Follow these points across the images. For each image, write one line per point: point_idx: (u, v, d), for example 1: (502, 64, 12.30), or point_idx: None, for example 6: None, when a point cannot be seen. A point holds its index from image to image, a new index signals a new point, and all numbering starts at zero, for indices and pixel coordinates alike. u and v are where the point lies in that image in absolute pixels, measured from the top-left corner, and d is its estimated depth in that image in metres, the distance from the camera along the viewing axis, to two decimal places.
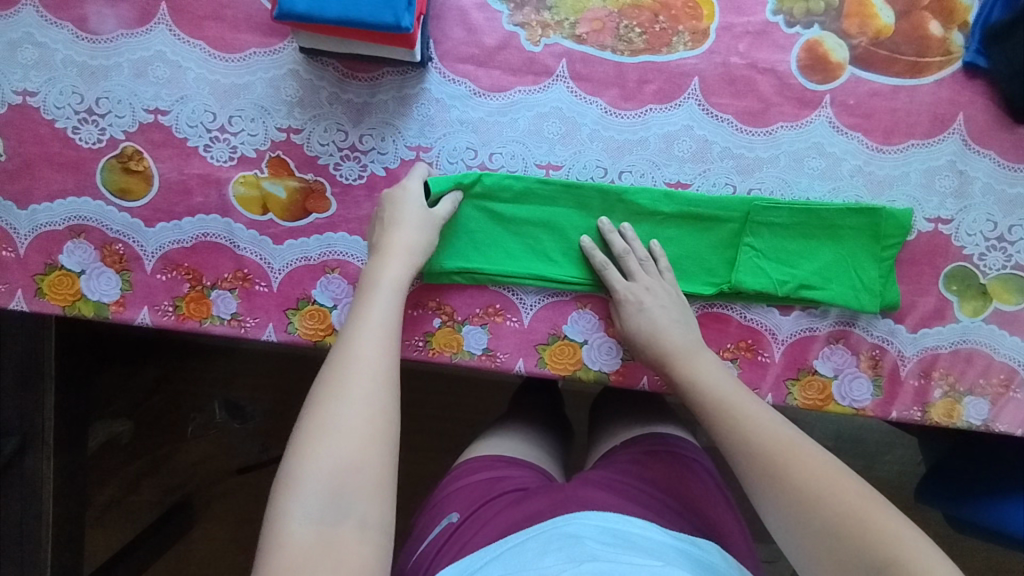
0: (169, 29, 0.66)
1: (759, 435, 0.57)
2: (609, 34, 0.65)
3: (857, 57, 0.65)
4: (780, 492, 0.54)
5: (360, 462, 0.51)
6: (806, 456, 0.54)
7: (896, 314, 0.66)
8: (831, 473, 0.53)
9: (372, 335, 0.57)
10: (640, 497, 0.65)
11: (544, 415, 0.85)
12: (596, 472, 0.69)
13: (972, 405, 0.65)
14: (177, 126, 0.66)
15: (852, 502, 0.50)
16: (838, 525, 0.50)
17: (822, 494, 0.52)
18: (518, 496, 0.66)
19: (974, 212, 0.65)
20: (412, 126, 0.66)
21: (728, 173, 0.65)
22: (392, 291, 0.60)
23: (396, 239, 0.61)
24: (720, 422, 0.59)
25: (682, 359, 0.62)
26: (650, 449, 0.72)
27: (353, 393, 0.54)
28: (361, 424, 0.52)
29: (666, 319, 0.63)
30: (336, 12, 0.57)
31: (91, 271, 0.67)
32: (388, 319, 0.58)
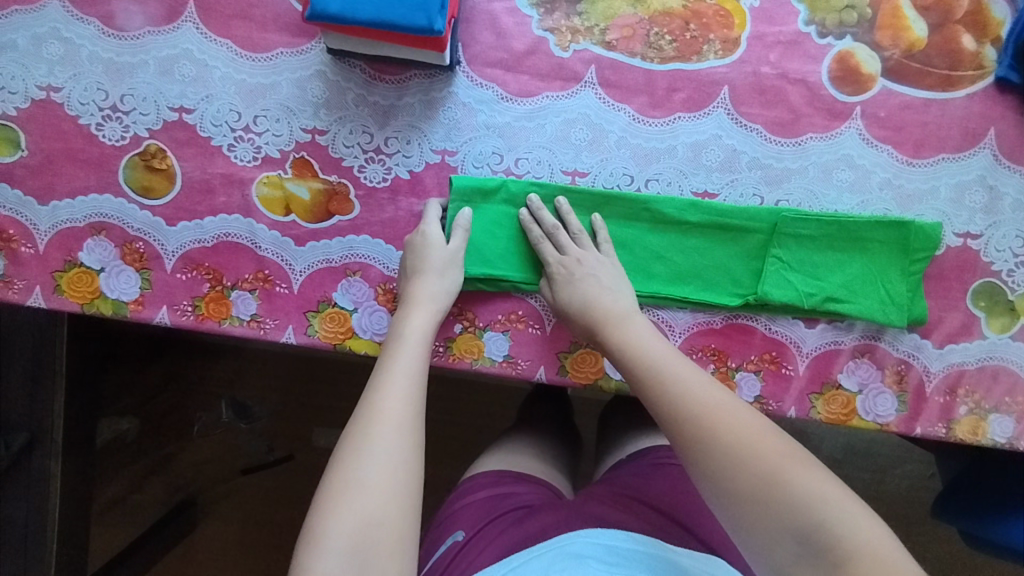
0: (197, 27, 0.65)
1: (687, 398, 0.54)
2: (639, 41, 0.65)
3: (889, 69, 0.64)
4: (705, 456, 0.51)
5: (382, 514, 0.50)
6: (731, 415, 0.52)
7: (921, 330, 0.65)
8: (757, 431, 0.51)
9: (397, 390, 0.57)
10: (648, 515, 0.64)
11: (555, 426, 0.84)
12: (602, 489, 0.69)
13: (997, 422, 0.64)
14: (201, 124, 0.66)
15: (776, 463, 0.48)
16: (761, 486, 0.47)
17: (747, 453, 0.49)
18: (524, 513, 0.66)
19: (1004, 228, 0.64)
20: (438, 130, 0.65)
21: (756, 184, 0.65)
22: (416, 342, 0.60)
23: (420, 289, 0.62)
24: (647, 386, 0.56)
25: (614, 329, 0.60)
26: (655, 461, 0.72)
27: (372, 447, 0.53)
28: (381, 478, 0.52)
29: (598, 289, 0.62)
30: (367, 15, 0.56)
31: (111, 269, 0.66)
32: (416, 372, 0.59)
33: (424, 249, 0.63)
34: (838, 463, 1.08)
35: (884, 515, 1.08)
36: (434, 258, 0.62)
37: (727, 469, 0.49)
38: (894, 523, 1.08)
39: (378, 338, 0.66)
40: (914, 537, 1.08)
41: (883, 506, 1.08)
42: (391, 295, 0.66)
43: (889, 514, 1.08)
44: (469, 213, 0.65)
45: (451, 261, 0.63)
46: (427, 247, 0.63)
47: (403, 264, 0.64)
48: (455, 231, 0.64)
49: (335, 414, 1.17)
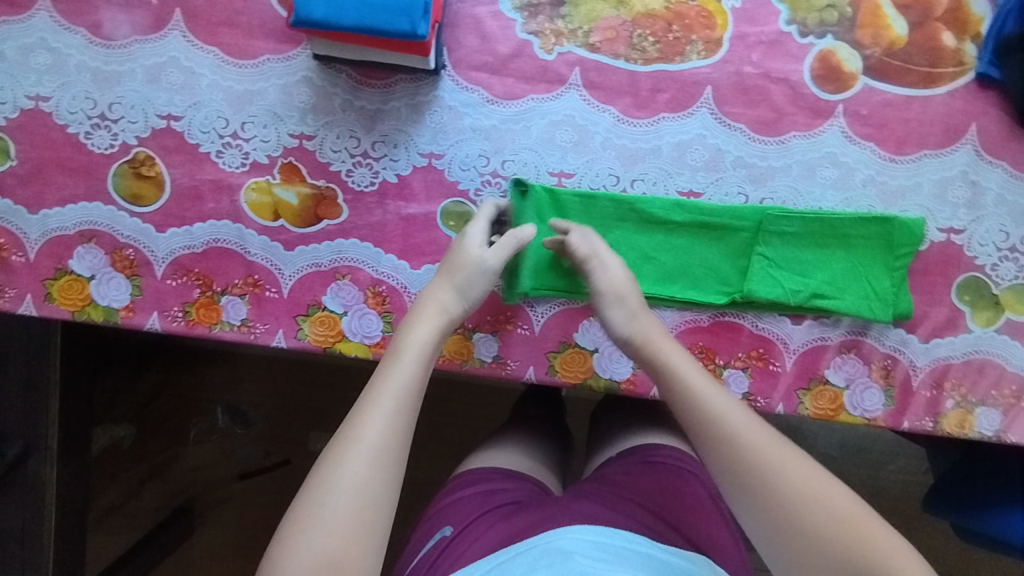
0: (183, 35, 0.66)
1: (740, 438, 0.53)
2: (623, 43, 0.65)
3: (870, 67, 0.65)
4: (762, 501, 0.51)
5: (343, 555, 0.48)
6: (794, 466, 0.52)
7: (907, 324, 0.66)
8: (821, 483, 0.51)
9: (385, 404, 0.54)
10: (635, 512, 0.64)
11: (546, 424, 0.85)
12: (589, 484, 0.69)
13: (984, 415, 0.65)
14: (189, 131, 0.66)
15: (844, 523, 0.49)
16: (824, 543, 0.48)
17: (811, 509, 0.50)
18: (512, 509, 0.66)
19: (987, 222, 0.65)
20: (425, 133, 0.66)
21: (740, 182, 0.65)
22: (418, 354, 0.58)
23: (433, 299, 0.61)
24: (696, 422, 0.56)
25: (663, 359, 0.58)
26: (644, 458, 0.72)
27: (344, 480, 0.50)
28: (348, 516, 0.50)
29: (632, 310, 0.60)
30: (353, 20, 0.57)
31: (101, 276, 0.67)
32: (410, 385, 0.56)
33: (454, 260, 0.62)
34: (831, 459, 1.08)
35: (878, 510, 1.08)
36: (456, 271, 0.61)
37: (790, 523, 0.50)
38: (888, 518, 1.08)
39: (368, 340, 0.66)
40: (908, 532, 1.08)
41: (877, 501, 1.08)
42: (380, 298, 0.66)
43: (883, 509, 1.08)
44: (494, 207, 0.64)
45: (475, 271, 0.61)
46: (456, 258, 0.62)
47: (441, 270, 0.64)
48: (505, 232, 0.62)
49: (330, 418, 1.18)
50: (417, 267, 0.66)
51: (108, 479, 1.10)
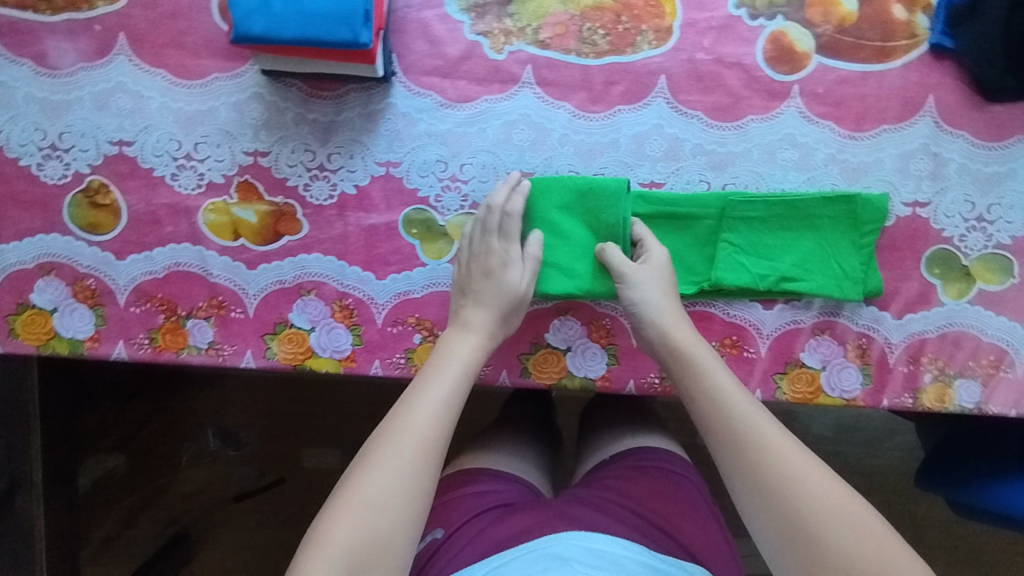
0: (129, 59, 0.65)
1: (773, 451, 0.52)
2: (573, 38, 0.65)
3: (823, 45, 0.64)
4: (784, 513, 0.50)
5: (385, 539, 0.49)
6: (817, 479, 0.51)
7: (879, 302, 0.65)
8: (845, 498, 0.50)
9: (425, 413, 0.55)
10: (625, 517, 0.63)
11: (534, 426, 0.83)
12: (579, 490, 0.68)
13: (963, 387, 0.64)
14: (142, 156, 0.65)
15: (865, 539, 0.47)
16: (839, 555, 0.47)
17: (831, 520, 0.48)
18: (503, 512, 0.65)
19: (952, 193, 0.64)
20: (380, 142, 0.65)
21: (701, 170, 0.65)
22: (459, 367, 0.58)
23: (478, 317, 0.61)
24: (727, 427, 0.55)
25: (691, 358, 0.58)
26: (637, 464, 0.71)
27: (393, 469, 0.51)
28: (398, 503, 0.50)
29: (669, 318, 0.60)
30: (292, 33, 0.56)
31: (64, 307, 0.66)
32: (448, 401, 0.56)
33: (491, 276, 0.62)
34: (828, 440, 1.07)
35: (877, 489, 1.07)
36: (490, 293, 0.61)
37: (805, 531, 0.49)
38: (888, 496, 1.07)
39: (338, 355, 0.66)
40: (909, 508, 1.07)
41: (876, 480, 1.07)
42: (347, 311, 0.66)
43: (882, 487, 1.07)
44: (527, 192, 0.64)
45: (515, 307, 0.62)
46: (494, 275, 0.62)
47: (460, 263, 0.64)
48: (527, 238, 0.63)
49: (323, 434, 1.16)
50: (383, 277, 0.66)
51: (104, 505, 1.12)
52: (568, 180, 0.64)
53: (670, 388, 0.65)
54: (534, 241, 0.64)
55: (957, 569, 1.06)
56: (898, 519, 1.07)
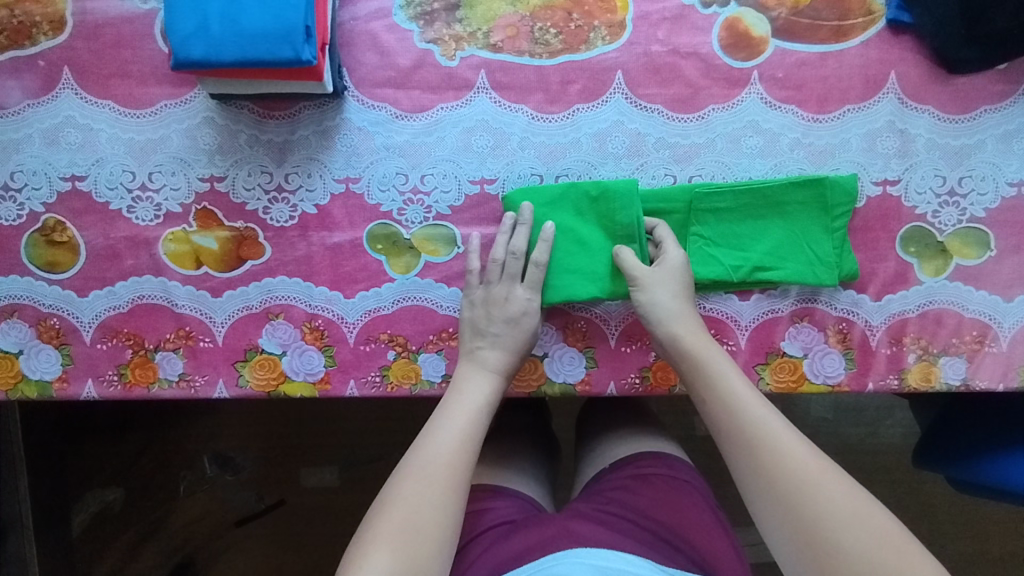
0: (75, 92, 0.64)
1: (789, 456, 0.51)
2: (525, 39, 0.63)
3: (779, 29, 0.63)
4: (800, 521, 0.49)
5: (426, 565, 0.49)
6: (830, 484, 0.49)
7: (857, 285, 0.64)
8: (859, 502, 0.48)
9: (448, 443, 0.56)
10: (633, 532, 0.59)
11: (530, 436, 0.77)
12: (579, 504, 0.63)
13: (949, 364, 0.63)
14: (96, 190, 0.64)
15: (883, 543, 0.46)
16: (857, 560, 0.45)
17: (846, 525, 0.47)
18: (506, 530, 0.61)
19: (921, 169, 0.63)
20: (338, 159, 0.64)
21: (666, 163, 0.64)
22: (480, 401, 0.59)
23: (493, 356, 0.61)
24: (739, 435, 0.54)
25: (704, 364, 0.57)
26: (637, 472, 0.66)
27: (428, 496, 0.52)
28: (436, 530, 0.51)
29: (684, 326, 0.59)
30: (233, 56, 0.55)
31: (29, 349, 0.65)
32: (469, 433, 0.57)
33: (513, 324, 0.61)
34: (828, 422, 1.05)
35: (880, 468, 1.06)
36: (509, 338, 0.61)
37: (821, 537, 0.47)
38: (893, 474, 1.05)
39: (312, 378, 0.64)
40: (913, 485, 1.05)
41: (880, 459, 1.05)
42: (317, 332, 0.64)
43: (885, 466, 1.06)
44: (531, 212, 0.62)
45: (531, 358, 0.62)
46: (515, 321, 0.61)
47: (474, 300, 0.62)
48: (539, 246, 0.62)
49: (316, 451, 1.07)
50: (351, 296, 0.64)
51: (102, 545, 1.05)
52: (585, 185, 0.62)
53: (651, 387, 0.64)
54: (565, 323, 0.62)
55: (965, 542, 1.05)
56: (905, 496, 1.05)
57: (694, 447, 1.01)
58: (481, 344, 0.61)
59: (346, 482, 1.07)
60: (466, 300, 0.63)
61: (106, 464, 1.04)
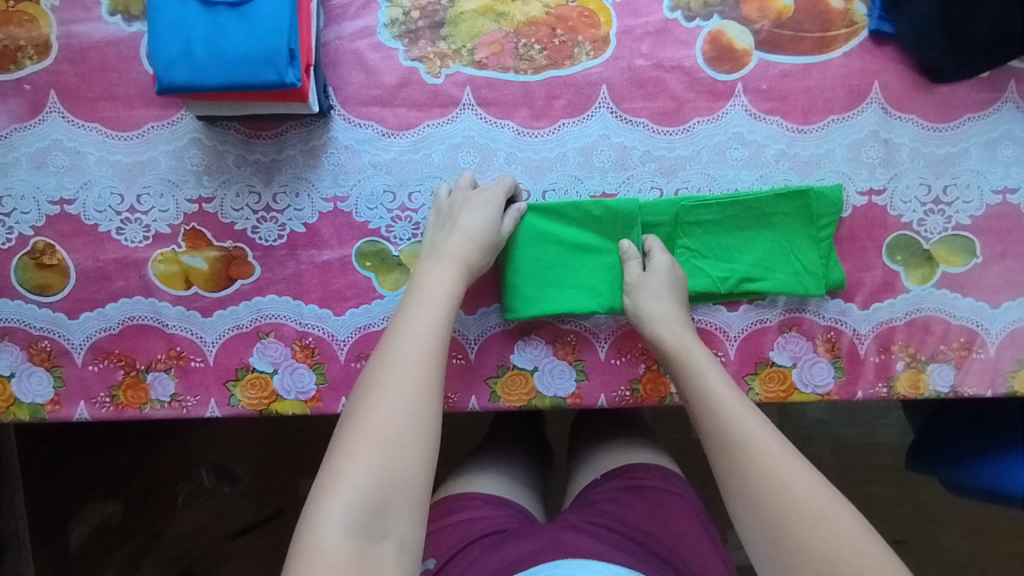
0: (62, 115, 0.64)
1: (756, 454, 0.51)
2: (509, 55, 0.64)
3: (761, 41, 0.64)
4: (767, 519, 0.48)
5: (403, 479, 0.46)
6: (800, 483, 0.49)
7: (844, 294, 0.64)
8: (829, 505, 0.47)
9: (414, 337, 0.52)
10: (624, 544, 0.59)
11: (526, 444, 0.77)
12: (571, 515, 0.63)
13: (936, 372, 0.64)
14: (85, 213, 0.64)
15: (844, 544, 0.45)
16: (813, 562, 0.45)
17: (809, 526, 0.47)
18: (497, 539, 0.61)
19: (906, 178, 0.63)
20: (325, 177, 0.64)
21: (652, 177, 0.64)
22: (444, 294, 0.56)
23: (455, 247, 0.58)
24: (717, 429, 0.54)
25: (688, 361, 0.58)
26: (630, 483, 0.66)
27: (403, 400, 0.49)
28: (413, 436, 0.48)
29: (671, 319, 0.59)
30: (217, 79, 0.55)
31: (21, 372, 0.65)
32: (439, 325, 0.54)
33: (482, 216, 0.59)
34: (823, 423, 1.06)
35: (875, 467, 1.06)
36: (472, 225, 0.59)
37: (786, 536, 0.47)
38: (888, 474, 1.06)
39: (303, 396, 0.64)
40: (908, 484, 1.06)
41: (875, 459, 1.06)
42: (308, 350, 0.64)
43: (881, 465, 1.06)
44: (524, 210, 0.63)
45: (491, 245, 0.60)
46: (483, 213, 0.59)
47: (442, 207, 0.61)
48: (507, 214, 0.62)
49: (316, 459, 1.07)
50: (341, 313, 0.64)
51: (106, 554, 1.03)
52: (585, 204, 0.63)
53: (641, 400, 0.64)
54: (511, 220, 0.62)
55: (962, 541, 1.06)
56: (900, 495, 1.06)
57: (690, 451, 1.01)
58: (443, 244, 0.59)
59: None
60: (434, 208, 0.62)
61: (105, 477, 1.04)
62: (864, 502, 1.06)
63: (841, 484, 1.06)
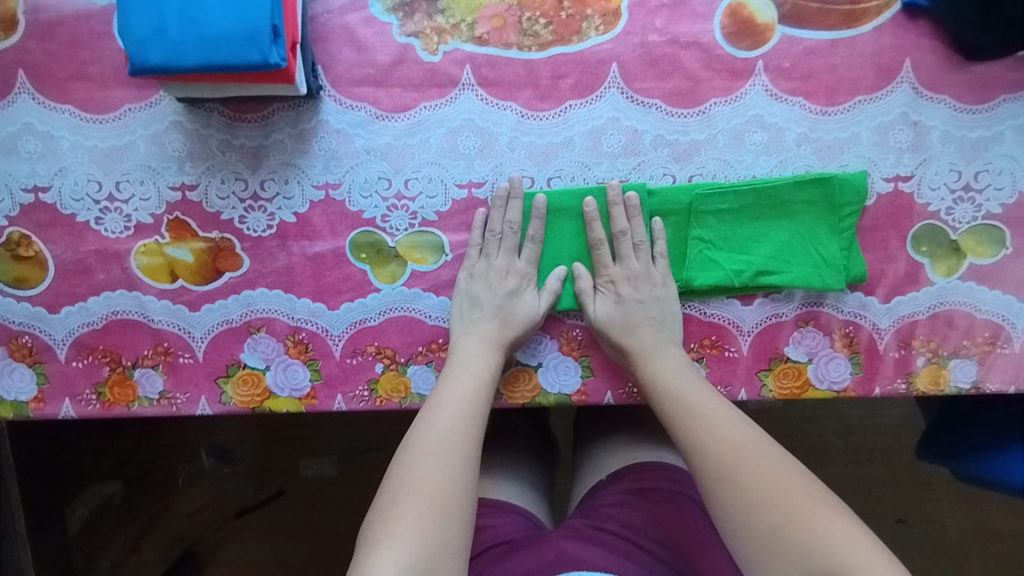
0: (33, 97, 0.60)
1: (715, 434, 0.52)
2: (512, 30, 0.59)
3: (785, 14, 0.59)
4: (728, 490, 0.49)
5: (447, 545, 0.46)
6: (757, 454, 0.50)
7: (865, 286, 0.61)
8: (782, 470, 0.49)
9: (451, 408, 0.54)
10: (631, 555, 0.58)
11: (530, 441, 0.75)
12: (576, 520, 0.62)
13: (959, 367, 0.61)
14: (61, 201, 0.61)
15: (794, 500, 0.46)
16: (772, 541, 0.45)
17: (759, 489, 0.48)
18: (503, 551, 0.60)
19: (936, 164, 0.59)
20: (316, 163, 0.60)
21: (664, 162, 0.60)
22: (483, 369, 0.57)
23: (488, 328, 0.59)
24: (677, 421, 0.55)
25: (646, 354, 0.58)
26: (637, 484, 0.64)
27: (443, 469, 0.50)
28: (455, 507, 0.49)
29: (642, 317, 0.59)
30: (194, 60, 0.51)
31: (2, 368, 0.62)
32: (477, 402, 0.55)
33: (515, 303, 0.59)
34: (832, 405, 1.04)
35: (885, 450, 1.04)
36: (512, 314, 0.59)
37: (747, 501, 0.48)
38: (896, 457, 1.04)
39: (297, 393, 0.61)
40: (917, 468, 1.04)
41: (883, 440, 1.04)
42: (301, 346, 0.61)
43: (889, 449, 1.04)
44: (544, 200, 0.59)
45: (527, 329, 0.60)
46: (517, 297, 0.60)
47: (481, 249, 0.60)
48: (525, 246, 0.61)
49: (315, 442, 1.05)
50: (335, 307, 0.61)
51: (104, 537, 1.02)
52: (594, 194, 0.60)
53: None
54: (556, 277, 0.60)
55: (970, 526, 1.04)
56: (907, 479, 1.04)
57: None
58: (477, 318, 0.59)
59: (345, 473, 1.04)
60: (463, 269, 0.60)
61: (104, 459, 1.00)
62: (870, 484, 1.04)
63: (846, 466, 1.04)
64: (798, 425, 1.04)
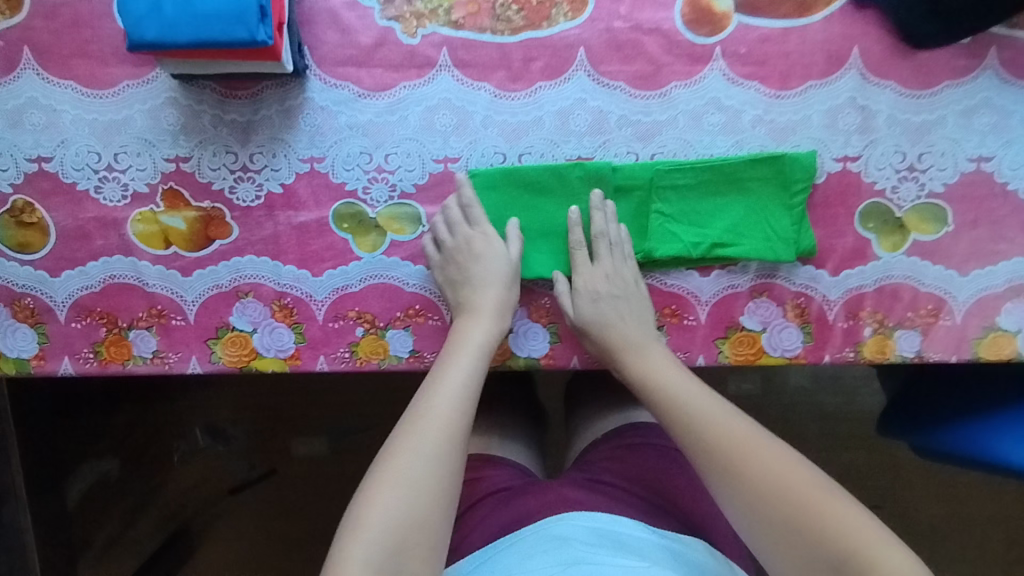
0: (37, 72, 0.64)
1: (715, 432, 0.56)
2: (486, 15, 0.63)
3: (741, 4, 0.63)
4: (735, 485, 0.54)
5: (421, 519, 0.52)
6: (759, 449, 0.54)
7: (815, 260, 0.65)
8: (786, 464, 0.53)
9: (444, 392, 0.58)
10: (624, 498, 0.62)
11: (520, 408, 0.79)
12: (574, 474, 0.66)
13: (903, 337, 0.65)
14: (63, 171, 0.65)
15: (800, 494, 0.51)
16: (785, 529, 0.51)
17: (764, 483, 0.52)
18: (504, 496, 0.64)
19: (882, 145, 0.64)
20: (301, 138, 0.64)
21: (628, 141, 0.64)
22: (475, 350, 0.61)
23: (481, 310, 0.62)
24: (676, 418, 0.59)
25: (632, 350, 0.63)
26: (627, 442, 0.68)
27: (425, 449, 0.55)
28: (432, 485, 0.53)
29: (619, 311, 0.63)
30: (187, 37, 0.55)
31: (5, 328, 0.66)
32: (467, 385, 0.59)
33: (486, 270, 0.62)
34: (806, 390, 1.08)
35: (857, 435, 1.08)
36: (490, 279, 0.63)
37: (755, 495, 0.53)
38: (869, 441, 1.08)
39: (283, 354, 0.66)
40: (888, 452, 1.08)
41: (856, 426, 1.08)
42: (287, 310, 0.65)
43: (861, 433, 1.08)
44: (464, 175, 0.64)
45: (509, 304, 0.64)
46: (488, 259, 0.63)
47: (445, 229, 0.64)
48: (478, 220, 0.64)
49: (308, 420, 1.09)
50: (318, 274, 0.65)
51: (100, 511, 1.05)
52: (561, 169, 0.64)
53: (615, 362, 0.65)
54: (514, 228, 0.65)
55: (940, 509, 1.08)
56: (880, 463, 1.08)
57: None
58: (464, 301, 0.63)
59: (336, 453, 1.09)
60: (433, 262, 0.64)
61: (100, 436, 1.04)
62: (844, 469, 1.08)
63: (821, 452, 1.08)
64: (775, 409, 1.08)
